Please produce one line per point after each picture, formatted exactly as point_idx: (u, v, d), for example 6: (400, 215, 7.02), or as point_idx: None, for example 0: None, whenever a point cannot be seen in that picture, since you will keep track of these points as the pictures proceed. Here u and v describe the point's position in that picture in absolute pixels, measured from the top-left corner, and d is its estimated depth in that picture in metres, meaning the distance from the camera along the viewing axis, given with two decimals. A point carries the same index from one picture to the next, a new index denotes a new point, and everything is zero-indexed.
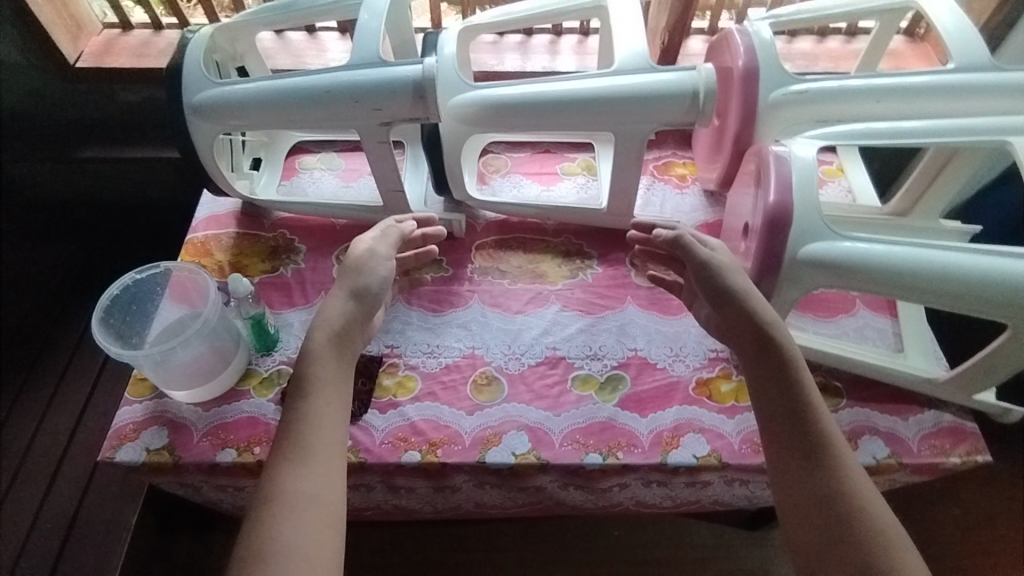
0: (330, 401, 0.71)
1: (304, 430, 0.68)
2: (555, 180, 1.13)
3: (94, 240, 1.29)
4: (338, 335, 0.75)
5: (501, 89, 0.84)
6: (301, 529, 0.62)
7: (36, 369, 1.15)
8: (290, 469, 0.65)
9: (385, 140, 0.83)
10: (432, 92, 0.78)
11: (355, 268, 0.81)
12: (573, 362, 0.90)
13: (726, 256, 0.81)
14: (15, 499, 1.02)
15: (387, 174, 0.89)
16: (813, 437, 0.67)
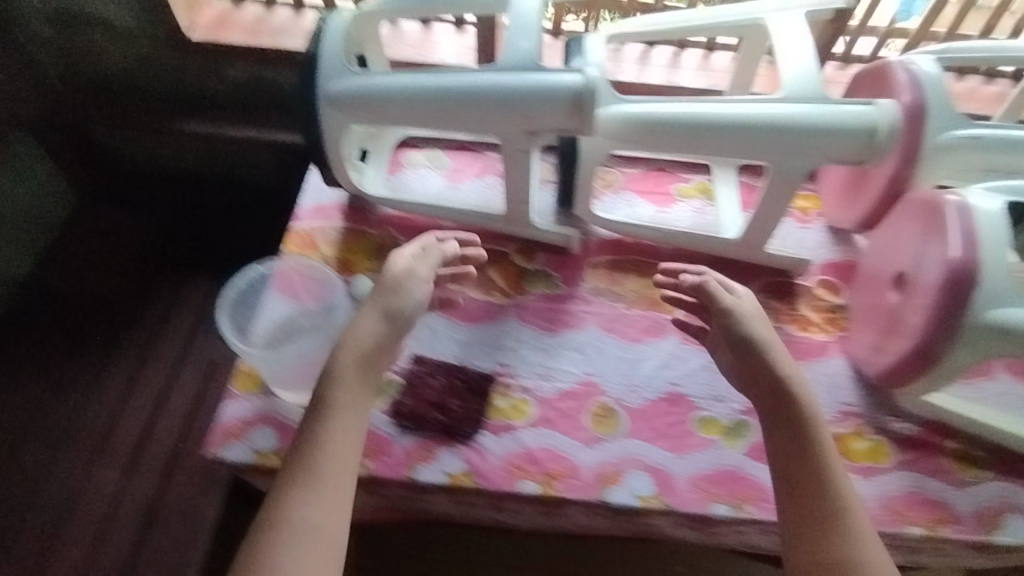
0: (344, 429, 0.69)
1: (317, 457, 0.66)
2: (670, 201, 1.06)
3: (183, 218, 1.26)
4: (360, 358, 0.73)
5: (654, 105, 0.77)
6: (297, 562, 0.60)
7: (118, 344, 1.13)
8: (302, 495, 0.63)
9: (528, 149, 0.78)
10: (591, 105, 0.71)
11: (384, 290, 0.79)
12: (695, 401, 0.85)
13: (754, 308, 0.81)
14: (94, 481, 1.00)
15: (520, 184, 0.84)
16: (819, 493, 0.67)
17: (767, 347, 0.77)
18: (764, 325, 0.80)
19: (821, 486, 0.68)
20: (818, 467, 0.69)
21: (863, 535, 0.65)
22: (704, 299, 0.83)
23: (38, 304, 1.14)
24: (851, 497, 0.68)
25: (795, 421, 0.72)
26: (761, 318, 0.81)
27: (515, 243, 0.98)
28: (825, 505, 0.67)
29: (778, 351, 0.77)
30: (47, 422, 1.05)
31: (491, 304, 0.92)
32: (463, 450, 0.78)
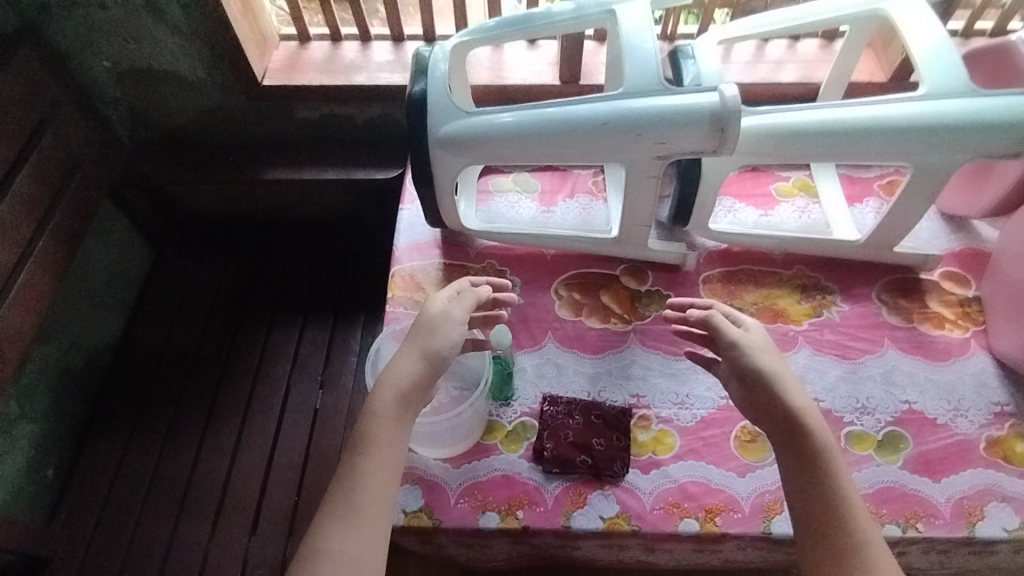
0: (380, 471, 0.66)
1: (348, 499, 0.65)
2: (772, 203, 1.02)
3: (262, 261, 1.25)
4: (401, 400, 0.70)
5: (787, 114, 0.74)
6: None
7: (218, 400, 1.11)
8: (331, 537, 0.62)
9: (657, 174, 0.75)
10: (732, 124, 0.69)
11: (422, 330, 0.75)
12: (841, 416, 0.82)
13: (759, 336, 0.77)
14: (219, 539, 0.98)
15: (639, 207, 0.82)
16: (838, 517, 0.64)
17: (778, 376, 0.73)
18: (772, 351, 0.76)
19: (842, 517, 0.64)
20: (833, 496, 0.65)
21: (884, 568, 0.62)
22: (711, 332, 0.78)
23: (131, 365, 1.14)
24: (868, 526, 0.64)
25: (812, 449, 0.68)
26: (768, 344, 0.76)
27: (623, 265, 0.95)
28: (839, 536, 0.63)
29: (789, 379, 0.73)
30: (161, 482, 1.03)
31: (610, 332, 0.89)
32: (613, 491, 0.76)
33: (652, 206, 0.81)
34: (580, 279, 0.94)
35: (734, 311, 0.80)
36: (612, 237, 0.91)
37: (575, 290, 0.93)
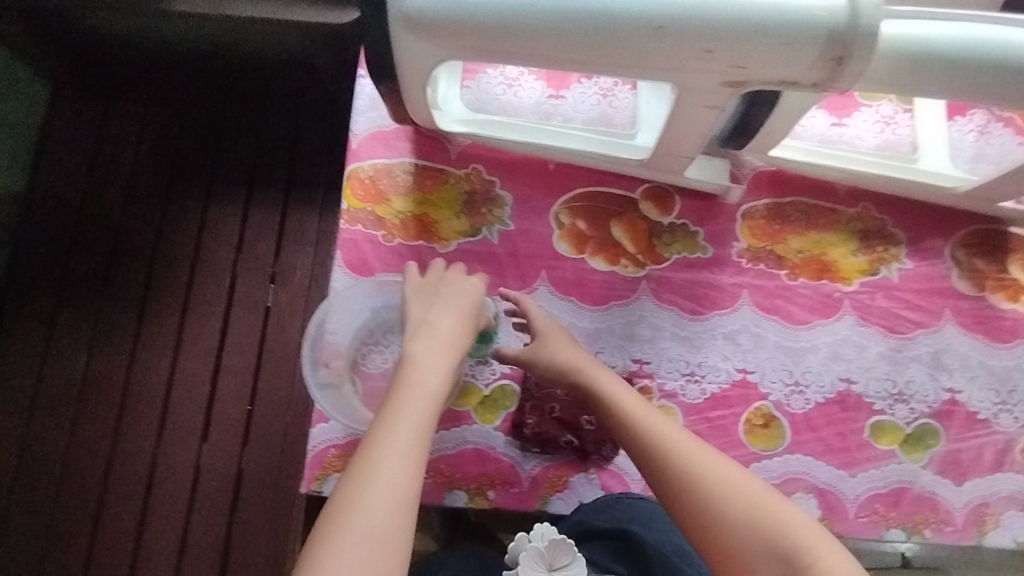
0: (435, 404, 0.53)
1: (393, 429, 0.50)
2: (850, 106, 0.77)
3: (190, 115, 1.01)
4: (445, 344, 0.58)
5: (943, 25, 0.49)
6: (357, 561, 0.43)
7: (152, 288, 0.96)
8: (375, 470, 0.47)
9: (720, 106, 0.52)
10: (860, 49, 0.45)
11: (455, 284, 0.63)
12: (871, 403, 0.70)
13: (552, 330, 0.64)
14: (168, 447, 0.91)
15: (683, 136, 0.59)
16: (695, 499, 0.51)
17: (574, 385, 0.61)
18: (567, 346, 0.63)
19: (707, 533, 0.49)
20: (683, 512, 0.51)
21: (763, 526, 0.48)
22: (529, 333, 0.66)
23: (44, 240, 0.96)
24: (742, 524, 0.48)
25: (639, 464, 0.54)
26: (561, 334, 0.64)
27: (643, 185, 0.74)
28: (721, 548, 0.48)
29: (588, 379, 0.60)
30: (95, 383, 0.92)
31: (617, 277, 0.72)
32: (598, 475, 0.67)
33: (703, 138, 0.59)
34: (588, 202, 0.74)
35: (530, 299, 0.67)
36: (642, 160, 0.70)
37: (581, 218, 0.74)
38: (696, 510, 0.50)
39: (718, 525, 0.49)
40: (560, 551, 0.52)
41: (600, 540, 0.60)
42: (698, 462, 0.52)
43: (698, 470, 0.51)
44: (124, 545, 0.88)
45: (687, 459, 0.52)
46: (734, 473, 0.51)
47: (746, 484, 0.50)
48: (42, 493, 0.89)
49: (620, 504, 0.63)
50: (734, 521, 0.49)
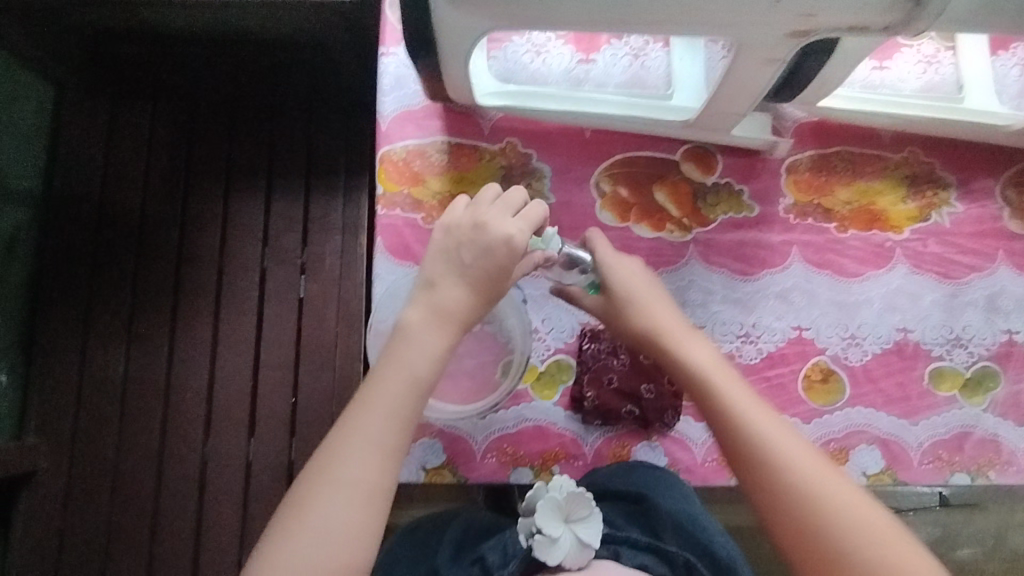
0: (415, 392, 0.52)
1: (356, 430, 0.50)
2: (891, 49, 0.74)
3: (204, 107, 0.99)
4: (442, 325, 0.54)
5: None
6: (323, 547, 0.48)
7: (182, 287, 0.94)
8: (341, 466, 0.49)
9: (782, 59, 0.51)
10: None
11: (474, 236, 0.55)
12: (929, 350, 0.69)
13: (659, 303, 0.62)
14: (217, 447, 0.90)
15: (738, 89, 0.58)
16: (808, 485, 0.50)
17: (682, 351, 0.59)
18: (677, 321, 0.61)
19: (811, 521, 0.49)
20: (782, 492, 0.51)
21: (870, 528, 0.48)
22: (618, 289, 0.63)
23: (64, 248, 0.94)
24: (849, 525, 0.48)
25: (747, 439, 0.53)
26: (669, 309, 0.62)
27: (683, 146, 0.73)
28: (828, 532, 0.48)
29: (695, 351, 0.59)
30: (136, 390, 0.92)
31: (664, 243, 0.71)
32: (661, 443, 0.67)
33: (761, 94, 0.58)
34: (629, 168, 0.72)
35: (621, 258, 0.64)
36: (686, 121, 0.69)
37: (622, 185, 0.72)
38: (801, 491, 0.50)
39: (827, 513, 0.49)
40: (579, 502, 0.52)
41: (613, 500, 0.61)
42: (814, 461, 0.51)
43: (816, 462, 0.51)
44: (185, 546, 0.88)
45: (801, 456, 0.52)
46: (847, 481, 0.51)
47: (862, 496, 0.50)
48: (98, 501, 0.89)
49: (636, 471, 0.63)
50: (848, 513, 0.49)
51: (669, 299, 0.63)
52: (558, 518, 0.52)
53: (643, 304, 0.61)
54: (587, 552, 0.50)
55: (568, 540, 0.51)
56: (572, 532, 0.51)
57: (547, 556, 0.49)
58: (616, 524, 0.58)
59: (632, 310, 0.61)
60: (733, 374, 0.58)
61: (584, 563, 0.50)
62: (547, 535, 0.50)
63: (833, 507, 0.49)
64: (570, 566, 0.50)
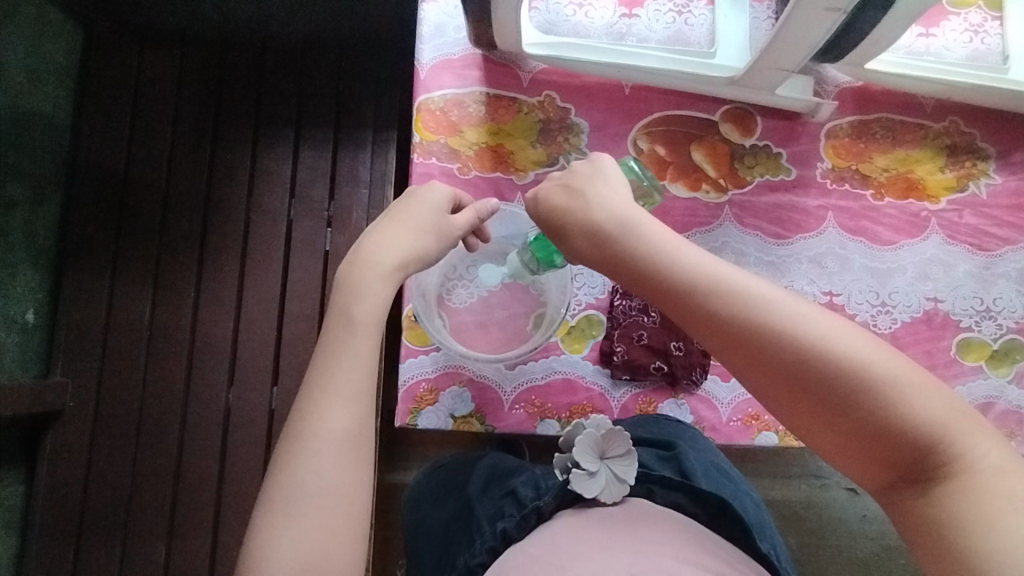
0: (370, 344, 0.52)
1: (326, 388, 0.50)
2: (937, 16, 0.72)
3: (234, 53, 0.99)
4: (385, 273, 0.54)
5: None
6: (318, 520, 0.47)
7: (209, 234, 0.95)
8: (316, 422, 0.49)
9: (839, 8, 0.57)
10: None
11: (418, 203, 0.57)
12: (959, 320, 0.69)
13: (587, 190, 0.54)
14: (242, 393, 0.92)
15: (788, 44, 0.62)
16: (830, 390, 0.45)
17: (623, 247, 0.51)
18: (609, 200, 0.53)
19: (836, 405, 0.45)
20: (792, 381, 0.46)
21: (907, 404, 0.44)
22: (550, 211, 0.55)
23: (90, 189, 0.94)
24: (873, 392, 0.44)
25: (735, 333, 0.47)
26: (597, 189, 0.54)
27: (723, 106, 0.73)
28: (868, 433, 0.44)
29: (638, 240, 0.51)
30: (162, 333, 0.93)
31: (699, 203, 0.71)
32: (687, 401, 0.68)
33: (814, 45, 0.62)
34: (667, 127, 0.72)
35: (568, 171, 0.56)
36: (731, 78, 0.69)
37: (660, 144, 0.72)
38: (823, 397, 0.45)
39: (859, 409, 0.44)
40: (615, 440, 0.54)
41: (639, 446, 0.66)
42: (815, 326, 0.46)
43: (833, 353, 0.45)
44: (207, 487, 0.90)
45: (802, 324, 0.46)
46: (854, 336, 0.46)
47: (876, 348, 0.45)
48: (123, 440, 0.91)
49: (660, 423, 0.68)
50: (883, 394, 0.44)
51: (610, 182, 0.55)
52: (594, 454, 0.53)
53: (572, 200, 0.54)
54: (623, 488, 0.52)
55: (606, 474, 0.53)
56: (608, 468, 0.53)
57: (584, 488, 0.51)
58: (647, 463, 0.63)
59: (564, 215, 0.54)
60: (691, 250, 0.50)
61: (620, 499, 0.52)
62: (584, 469, 0.52)
63: (851, 377, 0.44)
64: (606, 500, 0.52)
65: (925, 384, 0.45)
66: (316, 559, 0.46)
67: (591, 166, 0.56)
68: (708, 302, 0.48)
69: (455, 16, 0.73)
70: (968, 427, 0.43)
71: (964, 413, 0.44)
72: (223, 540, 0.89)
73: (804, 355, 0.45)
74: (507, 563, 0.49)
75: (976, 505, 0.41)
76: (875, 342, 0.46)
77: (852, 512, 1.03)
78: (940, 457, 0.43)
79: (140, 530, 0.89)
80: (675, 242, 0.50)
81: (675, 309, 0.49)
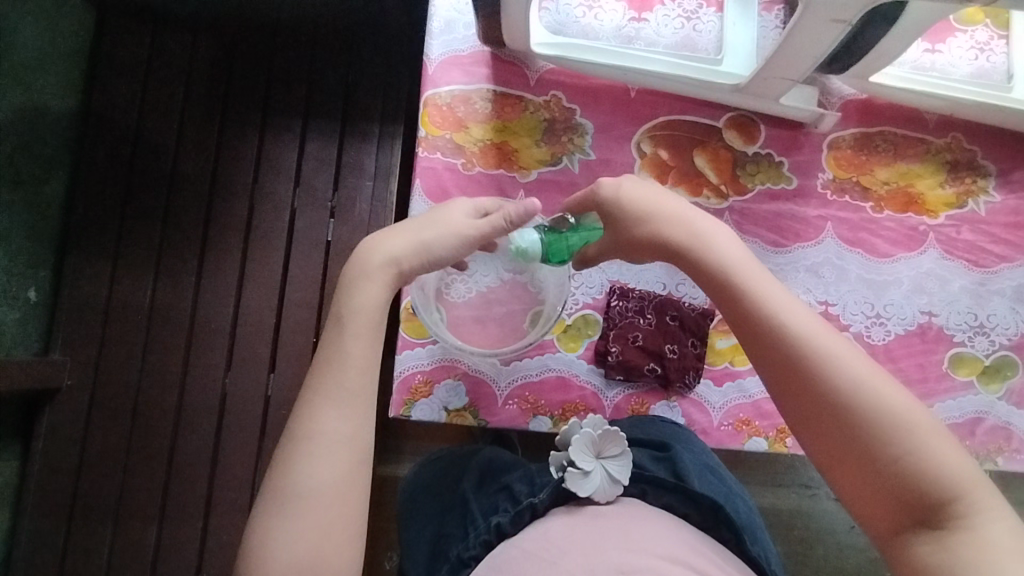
0: (367, 345, 0.52)
1: (325, 388, 0.50)
2: (944, 32, 0.72)
3: (244, 40, 0.99)
4: (385, 275, 0.54)
5: None
6: (314, 521, 0.47)
7: (212, 220, 0.95)
8: (314, 422, 0.49)
9: (845, 20, 0.57)
10: None
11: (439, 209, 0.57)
12: (952, 335, 0.70)
13: (668, 203, 0.56)
14: (239, 378, 0.92)
15: (794, 54, 0.63)
16: (852, 434, 0.46)
17: (703, 252, 0.53)
18: (696, 216, 0.56)
19: (853, 449, 0.46)
20: (822, 411, 0.47)
21: (924, 462, 0.44)
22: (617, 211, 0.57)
23: (97, 171, 0.95)
24: (896, 439, 0.45)
25: (777, 359, 0.49)
26: (666, 209, 0.56)
27: (727, 114, 0.73)
28: (883, 481, 0.45)
29: (716, 252, 0.53)
30: (162, 316, 0.93)
31: (699, 209, 0.71)
32: (679, 403, 0.69)
33: (819, 55, 0.62)
34: (671, 131, 0.73)
35: (647, 183, 0.59)
36: (736, 86, 0.69)
37: (663, 147, 0.72)
38: (845, 437, 0.46)
39: (877, 455, 0.45)
40: (611, 441, 0.56)
41: (634, 447, 0.63)
42: (849, 373, 0.47)
43: (858, 401, 0.46)
44: (200, 471, 0.91)
45: (843, 363, 0.47)
46: (891, 388, 0.47)
47: (905, 400, 0.46)
48: (119, 421, 0.91)
49: (656, 425, 0.66)
50: (901, 445, 0.45)
51: (689, 203, 0.57)
52: (590, 454, 0.55)
53: (641, 217, 0.56)
54: (616, 488, 0.53)
55: (599, 473, 0.54)
56: (603, 467, 0.54)
57: (578, 486, 0.52)
58: (641, 465, 0.60)
59: (651, 207, 0.56)
60: (757, 271, 0.52)
61: (612, 499, 0.53)
62: (579, 468, 0.54)
63: (873, 426, 0.45)
64: (599, 499, 0.53)
65: (949, 446, 0.45)
66: (312, 558, 0.46)
67: (665, 191, 0.58)
68: (771, 313, 0.50)
69: (465, 12, 0.74)
70: (986, 495, 0.44)
71: (981, 480, 0.44)
72: (213, 524, 0.90)
73: (831, 391, 0.47)
74: (499, 557, 0.50)
75: (974, 565, 0.41)
76: (910, 398, 0.47)
77: (838, 523, 1.04)
78: (948, 515, 0.43)
79: (132, 510, 0.90)
80: (747, 261, 0.53)
81: (746, 314, 0.51)
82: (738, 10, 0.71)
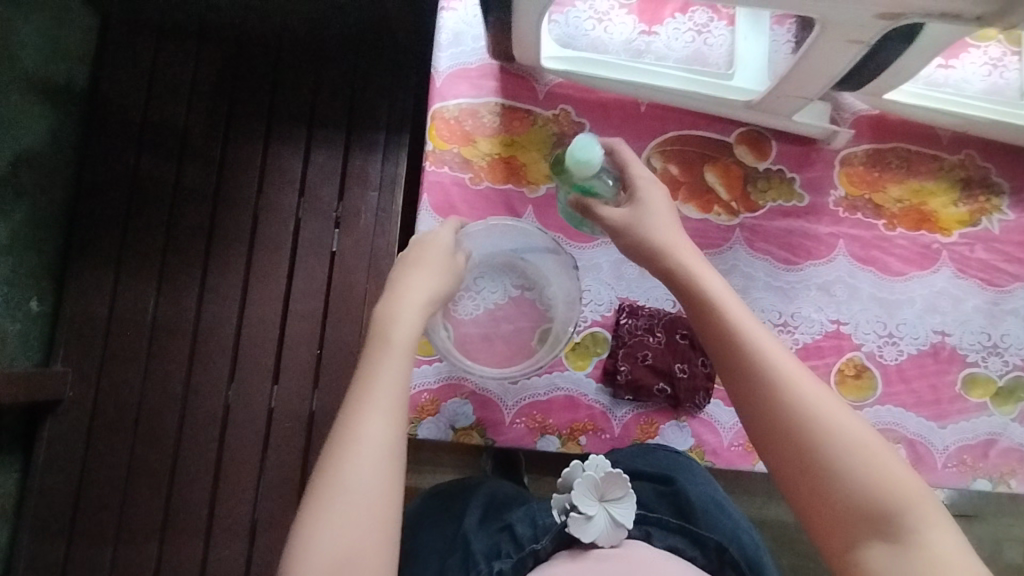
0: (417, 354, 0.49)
1: (377, 391, 0.47)
2: (958, 47, 0.71)
3: (249, 48, 0.98)
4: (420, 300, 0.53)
5: None
6: (362, 527, 0.43)
7: (216, 230, 0.95)
8: (365, 425, 0.45)
9: (861, 41, 0.56)
10: None
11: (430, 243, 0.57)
12: (965, 355, 0.69)
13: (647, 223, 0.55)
14: (242, 390, 0.91)
15: (809, 73, 0.62)
16: (794, 455, 0.43)
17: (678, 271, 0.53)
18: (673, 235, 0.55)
19: (796, 472, 0.43)
20: (767, 433, 0.44)
21: (856, 482, 0.41)
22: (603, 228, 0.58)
23: (101, 183, 0.94)
24: (832, 460, 0.41)
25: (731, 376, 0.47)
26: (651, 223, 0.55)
27: (738, 129, 0.72)
28: (821, 504, 0.42)
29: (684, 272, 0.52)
30: (164, 328, 0.92)
31: (710, 225, 0.70)
32: (689, 423, 0.68)
33: (833, 76, 0.61)
34: (681, 146, 0.72)
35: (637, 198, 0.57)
36: (748, 103, 0.68)
37: (673, 163, 0.72)
38: (785, 458, 0.43)
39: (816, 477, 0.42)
40: (614, 483, 0.54)
41: (637, 480, 0.61)
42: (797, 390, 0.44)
43: (802, 418, 0.43)
44: (203, 486, 0.90)
45: (796, 383, 0.44)
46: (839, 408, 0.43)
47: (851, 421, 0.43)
48: (120, 434, 0.91)
49: (657, 453, 0.64)
50: (837, 468, 0.41)
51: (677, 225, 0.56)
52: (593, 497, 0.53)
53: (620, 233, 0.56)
54: (620, 532, 0.52)
55: (603, 517, 0.52)
56: (607, 511, 0.53)
57: (582, 532, 0.51)
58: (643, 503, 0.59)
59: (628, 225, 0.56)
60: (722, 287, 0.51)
61: (617, 542, 0.52)
62: (582, 513, 0.52)
63: (811, 447, 0.42)
64: (604, 543, 0.51)
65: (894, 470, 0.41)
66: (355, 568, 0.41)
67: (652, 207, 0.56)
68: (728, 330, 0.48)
69: (474, 25, 0.73)
70: (932, 520, 0.39)
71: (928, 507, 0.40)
72: (216, 539, 0.89)
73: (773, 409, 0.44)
74: None
75: None
76: (854, 417, 0.43)
77: None
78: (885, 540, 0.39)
79: (134, 525, 0.89)
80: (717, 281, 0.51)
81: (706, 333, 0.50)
82: (751, 25, 0.70)
